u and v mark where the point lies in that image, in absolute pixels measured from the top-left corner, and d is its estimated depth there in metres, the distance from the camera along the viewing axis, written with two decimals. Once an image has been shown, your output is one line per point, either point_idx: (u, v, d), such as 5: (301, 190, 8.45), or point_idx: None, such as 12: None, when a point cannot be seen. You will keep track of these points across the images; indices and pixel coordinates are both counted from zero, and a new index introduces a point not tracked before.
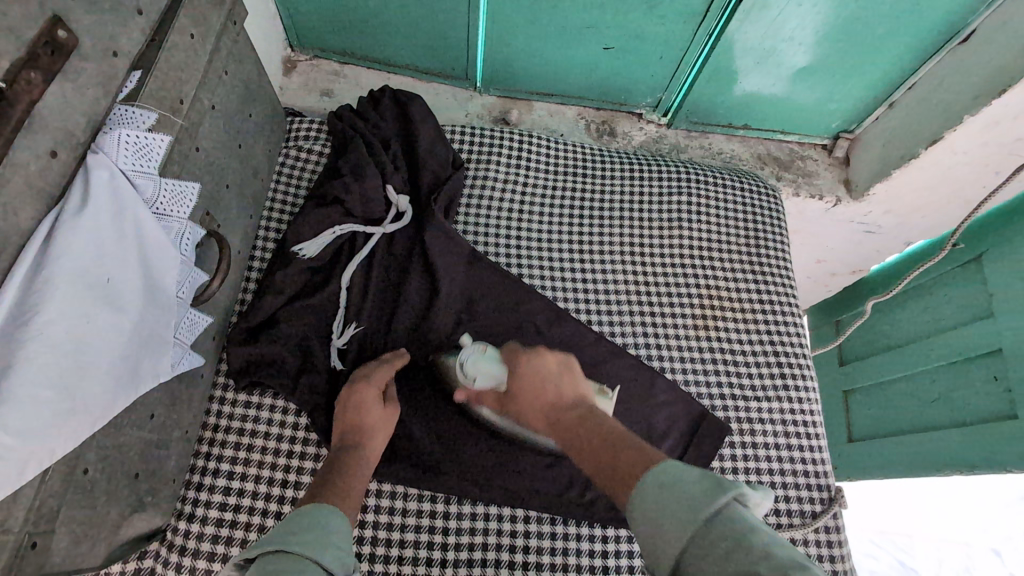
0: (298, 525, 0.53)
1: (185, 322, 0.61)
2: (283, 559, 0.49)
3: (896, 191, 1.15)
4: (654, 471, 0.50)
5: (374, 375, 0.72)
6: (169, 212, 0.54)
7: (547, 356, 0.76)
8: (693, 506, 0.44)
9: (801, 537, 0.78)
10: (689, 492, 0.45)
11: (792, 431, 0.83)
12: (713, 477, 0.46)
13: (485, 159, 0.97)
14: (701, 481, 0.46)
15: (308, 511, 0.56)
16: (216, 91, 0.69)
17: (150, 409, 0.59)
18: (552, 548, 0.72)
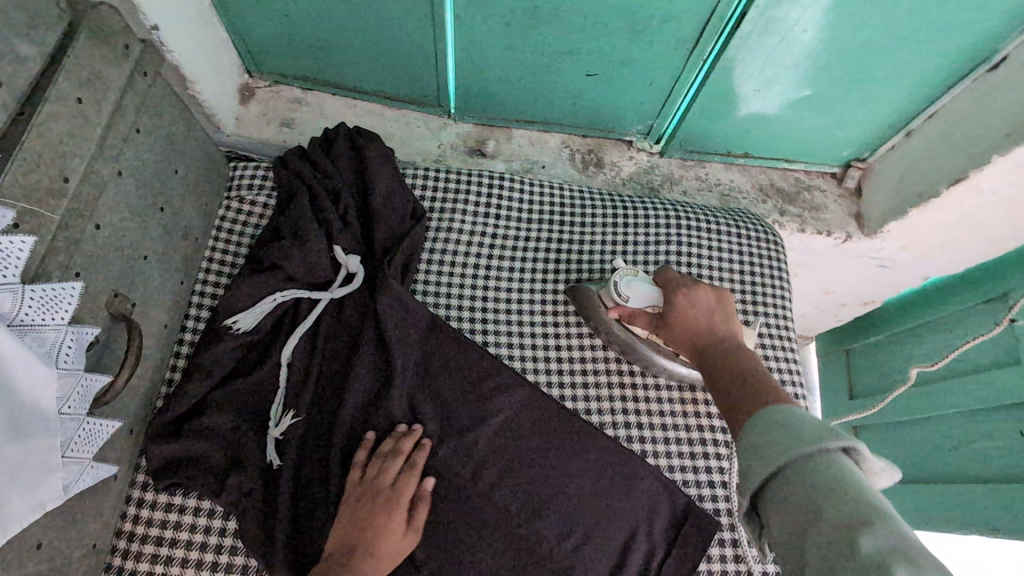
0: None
1: (82, 433, 0.53)
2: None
3: (913, 230, 1.04)
4: (782, 407, 0.53)
5: (403, 488, 0.63)
6: (40, 322, 0.46)
7: (706, 287, 0.72)
8: (800, 440, 0.48)
9: None
10: (802, 434, 0.49)
11: None
12: (831, 431, 0.49)
13: (451, 206, 0.87)
14: (818, 430, 0.48)
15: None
16: (123, 155, 0.60)
17: (35, 540, 0.51)
18: None
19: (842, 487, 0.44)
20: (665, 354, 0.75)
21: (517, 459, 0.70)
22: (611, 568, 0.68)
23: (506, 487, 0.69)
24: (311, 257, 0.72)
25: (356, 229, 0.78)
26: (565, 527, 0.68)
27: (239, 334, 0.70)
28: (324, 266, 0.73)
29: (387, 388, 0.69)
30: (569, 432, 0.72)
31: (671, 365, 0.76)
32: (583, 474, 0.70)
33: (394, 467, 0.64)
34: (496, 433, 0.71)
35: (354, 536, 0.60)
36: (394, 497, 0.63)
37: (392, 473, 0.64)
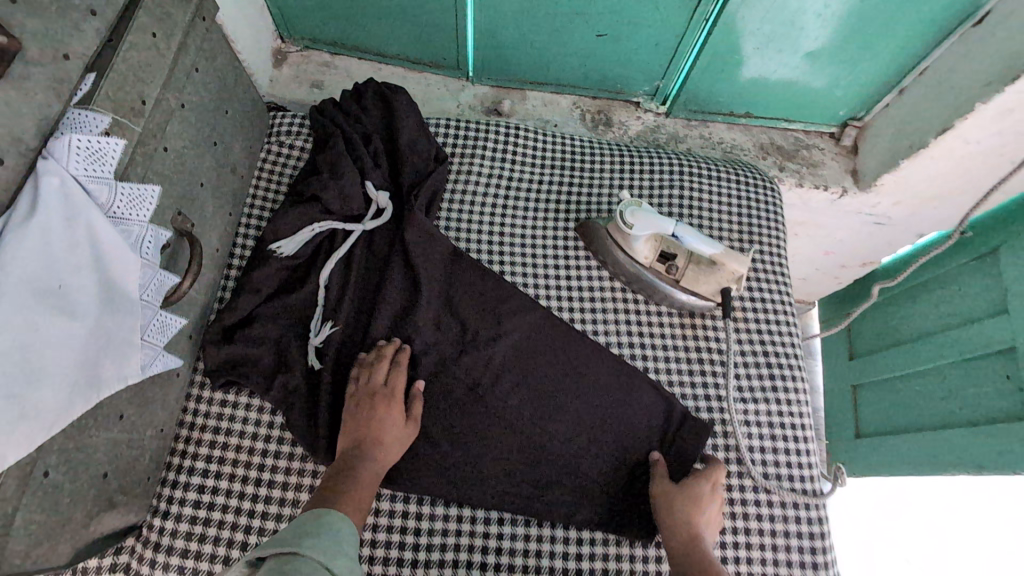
0: (312, 530, 0.55)
1: (155, 325, 0.61)
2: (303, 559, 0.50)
3: (906, 182, 1.10)
4: None
5: (394, 385, 0.71)
6: (126, 216, 0.54)
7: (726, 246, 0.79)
8: None
9: (789, 549, 0.73)
10: None
11: (779, 436, 0.79)
12: None
13: (470, 153, 0.95)
14: None
15: (317, 518, 0.57)
16: (185, 90, 0.68)
17: (118, 410, 0.59)
18: (525, 549, 0.70)
19: None
20: (665, 280, 0.81)
21: (529, 371, 0.78)
22: (613, 465, 0.75)
23: (517, 393, 0.77)
24: (347, 190, 0.79)
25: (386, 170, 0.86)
26: (570, 427, 0.76)
27: (283, 258, 0.78)
28: (358, 198, 0.80)
29: (413, 305, 0.78)
30: (577, 347, 0.80)
31: (671, 293, 0.82)
32: (589, 383, 0.78)
33: (383, 371, 0.71)
34: (512, 348, 0.79)
35: (360, 435, 0.67)
36: (389, 393, 0.70)
37: (382, 374, 0.71)
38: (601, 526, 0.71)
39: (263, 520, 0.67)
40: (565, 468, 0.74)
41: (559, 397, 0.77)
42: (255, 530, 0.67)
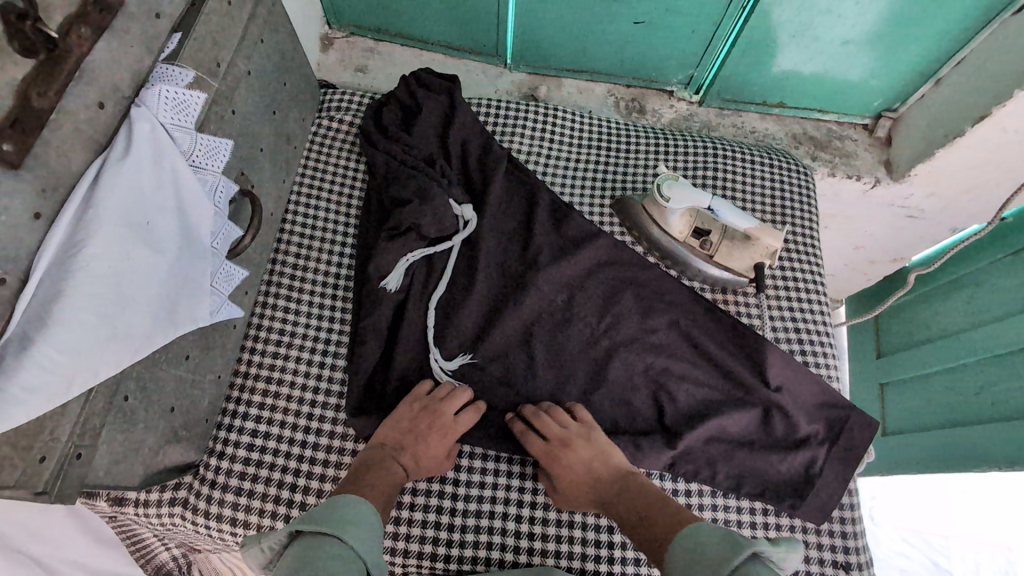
0: (351, 515, 0.56)
1: (222, 274, 0.66)
2: (336, 548, 0.53)
3: (939, 173, 1.10)
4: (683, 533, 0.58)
5: (461, 420, 0.72)
6: (205, 165, 0.58)
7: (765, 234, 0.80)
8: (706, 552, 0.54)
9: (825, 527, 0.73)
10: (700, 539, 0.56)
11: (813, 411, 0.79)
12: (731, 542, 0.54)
13: (510, 132, 0.99)
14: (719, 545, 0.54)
15: (352, 503, 0.58)
16: (252, 58, 0.72)
17: (185, 351, 0.63)
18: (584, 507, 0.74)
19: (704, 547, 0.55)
20: (699, 254, 0.84)
21: (687, 362, 0.79)
22: (787, 446, 0.75)
23: (680, 385, 0.78)
24: (439, 212, 0.79)
25: (466, 165, 0.89)
26: (746, 416, 0.76)
27: (390, 293, 0.78)
28: (450, 218, 0.80)
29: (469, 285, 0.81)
30: (741, 338, 0.80)
31: (703, 266, 0.84)
32: (755, 371, 0.78)
33: (461, 394, 0.73)
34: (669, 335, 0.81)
35: (405, 438, 0.69)
36: (451, 424, 0.71)
37: (457, 401, 0.72)
38: (763, 498, 0.73)
39: (311, 465, 0.71)
40: (750, 457, 0.74)
41: (725, 389, 0.78)
42: (304, 474, 0.71)
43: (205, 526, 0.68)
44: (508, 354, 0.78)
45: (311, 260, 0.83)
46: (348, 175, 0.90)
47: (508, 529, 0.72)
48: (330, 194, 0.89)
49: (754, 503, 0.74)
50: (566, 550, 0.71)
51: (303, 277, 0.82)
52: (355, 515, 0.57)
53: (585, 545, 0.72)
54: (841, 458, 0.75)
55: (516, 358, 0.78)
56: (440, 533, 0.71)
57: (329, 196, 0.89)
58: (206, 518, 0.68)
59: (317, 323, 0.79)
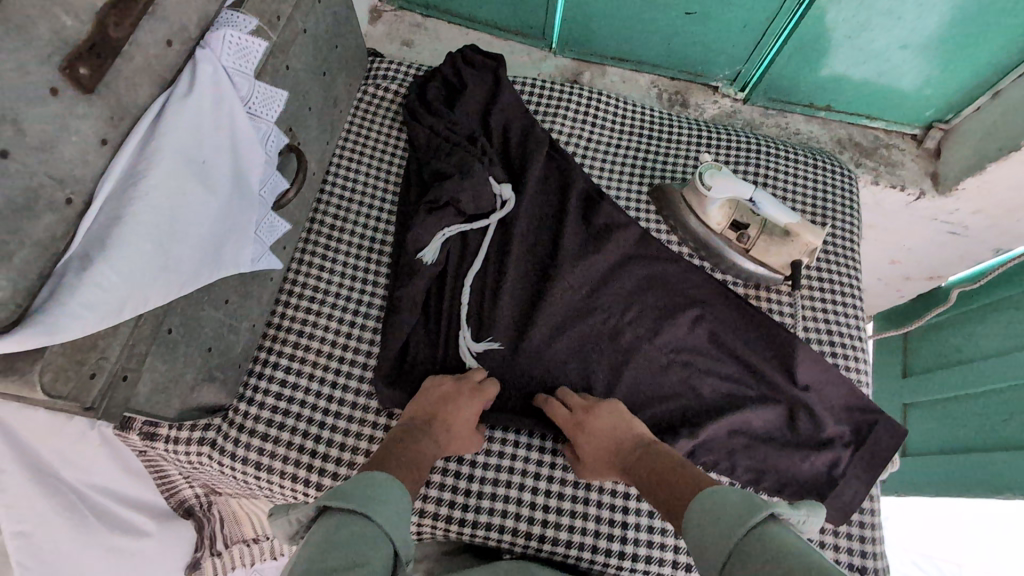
0: (379, 493, 0.52)
1: (265, 224, 0.67)
2: (362, 524, 0.49)
3: (988, 189, 1.07)
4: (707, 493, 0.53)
5: (487, 390, 0.72)
6: (261, 113, 0.60)
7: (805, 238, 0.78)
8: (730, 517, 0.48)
9: (844, 529, 0.72)
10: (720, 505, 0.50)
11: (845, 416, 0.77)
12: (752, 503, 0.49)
13: (554, 114, 0.98)
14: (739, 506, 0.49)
15: (385, 483, 0.54)
16: (309, 16, 0.73)
17: (225, 294, 0.65)
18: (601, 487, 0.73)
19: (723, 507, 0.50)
20: (735, 248, 0.83)
21: (714, 354, 0.79)
22: (810, 446, 0.74)
23: (705, 377, 0.77)
24: (478, 189, 0.80)
25: (507, 143, 0.89)
26: (771, 412, 0.75)
27: (427, 267, 0.78)
28: (488, 197, 0.81)
29: (502, 262, 0.81)
30: (772, 335, 0.79)
31: (740, 260, 0.84)
32: (785, 369, 0.77)
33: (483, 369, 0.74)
34: (698, 326, 0.80)
35: (437, 411, 0.68)
36: (478, 394, 0.71)
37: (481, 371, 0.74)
38: (781, 494, 0.73)
39: (336, 420, 0.73)
40: (772, 454, 0.73)
41: (750, 386, 0.77)
42: (329, 427, 0.72)
43: (231, 468, 0.70)
44: (536, 333, 0.78)
45: (348, 224, 0.85)
46: (390, 143, 0.91)
47: (524, 499, 0.73)
48: (371, 161, 0.90)
49: (772, 498, 0.73)
50: (580, 526, 0.72)
51: (340, 239, 0.83)
52: (386, 495, 0.53)
53: (599, 523, 0.72)
54: (866, 463, 0.74)
55: (543, 337, 0.78)
56: (457, 498, 0.72)
57: (370, 161, 0.90)
58: (232, 460, 0.70)
59: (350, 285, 0.80)
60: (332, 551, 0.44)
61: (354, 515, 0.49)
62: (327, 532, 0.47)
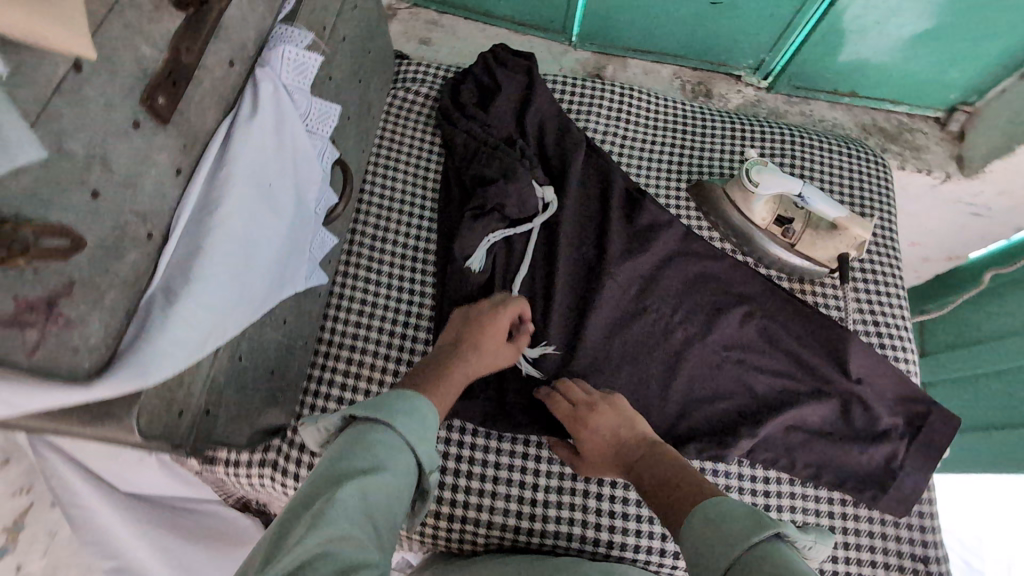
0: (402, 406, 0.56)
1: (317, 241, 0.66)
2: (387, 437, 0.53)
3: (1015, 171, 1.07)
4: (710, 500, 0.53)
5: (508, 304, 0.73)
6: (317, 130, 0.58)
7: (852, 232, 0.79)
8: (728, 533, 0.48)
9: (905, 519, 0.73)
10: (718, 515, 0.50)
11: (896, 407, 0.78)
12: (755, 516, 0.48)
13: (586, 111, 0.97)
14: (740, 520, 0.49)
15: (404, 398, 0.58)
16: (347, 23, 0.71)
17: (284, 315, 0.64)
18: None
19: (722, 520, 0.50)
20: (781, 243, 0.82)
21: (765, 351, 0.79)
22: (865, 439, 0.75)
23: (758, 374, 0.78)
24: (524, 193, 0.80)
25: (544, 145, 0.88)
26: (826, 407, 0.76)
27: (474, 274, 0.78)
28: (533, 201, 0.81)
29: (550, 267, 0.80)
30: (823, 330, 0.79)
31: (786, 255, 0.83)
32: (838, 363, 0.78)
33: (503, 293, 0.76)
34: (748, 323, 0.80)
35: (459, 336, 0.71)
36: (498, 309, 0.73)
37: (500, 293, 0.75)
38: (842, 488, 0.73)
39: None
40: (829, 449, 0.74)
41: (804, 381, 0.77)
42: None
43: (293, 488, 0.69)
44: (587, 337, 0.78)
45: (390, 232, 0.83)
46: (424, 148, 0.90)
47: (590, 506, 0.72)
48: (407, 167, 0.88)
49: (833, 492, 0.74)
50: (649, 531, 0.71)
51: (383, 249, 0.82)
52: (407, 409, 0.56)
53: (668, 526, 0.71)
54: (921, 453, 0.75)
55: (595, 340, 0.78)
56: (524, 507, 0.71)
57: (406, 168, 0.88)
58: (294, 481, 0.68)
59: (397, 297, 0.79)
60: (349, 458, 0.50)
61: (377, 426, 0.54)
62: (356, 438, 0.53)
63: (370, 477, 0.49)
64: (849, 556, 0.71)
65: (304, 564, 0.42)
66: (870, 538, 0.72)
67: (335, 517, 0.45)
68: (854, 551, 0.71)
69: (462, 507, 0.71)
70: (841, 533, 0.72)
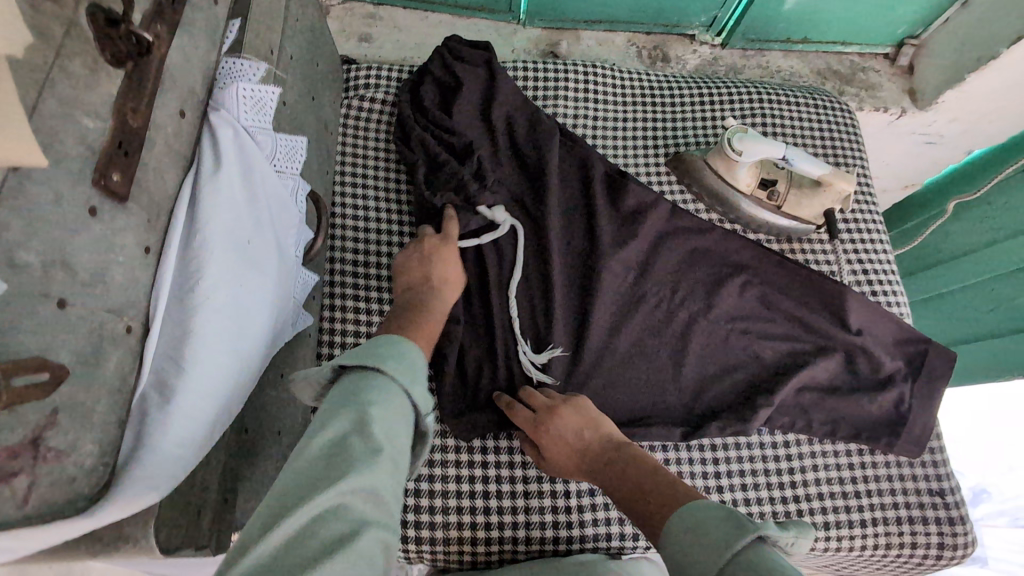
0: (387, 351, 0.52)
1: (298, 283, 0.61)
2: (385, 383, 0.49)
3: (966, 98, 1.10)
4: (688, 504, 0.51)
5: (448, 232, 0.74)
6: (285, 168, 0.53)
7: (832, 188, 0.80)
8: (716, 542, 0.45)
9: (918, 458, 0.76)
10: (701, 523, 0.48)
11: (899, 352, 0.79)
12: (735, 521, 0.46)
13: (552, 94, 0.93)
14: (724, 526, 0.46)
15: (397, 342, 0.54)
16: (292, 39, 0.65)
17: (280, 369, 0.59)
18: (692, 473, 0.74)
19: (705, 527, 0.47)
20: (766, 207, 0.82)
21: (768, 317, 0.79)
22: (871, 387, 0.77)
23: (764, 342, 0.78)
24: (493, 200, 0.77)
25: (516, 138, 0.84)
26: (832, 362, 0.77)
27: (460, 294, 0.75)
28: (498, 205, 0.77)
29: (546, 269, 0.77)
30: (819, 287, 0.79)
31: (772, 218, 0.83)
32: (837, 317, 0.79)
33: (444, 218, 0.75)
34: (746, 292, 0.80)
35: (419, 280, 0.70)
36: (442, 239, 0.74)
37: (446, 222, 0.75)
38: (857, 439, 0.75)
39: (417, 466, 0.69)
40: (840, 404, 0.76)
41: (807, 341, 0.78)
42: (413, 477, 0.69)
43: None
44: (593, 334, 0.76)
45: (370, 254, 0.79)
46: (390, 158, 0.84)
47: None
48: (376, 181, 0.83)
49: (849, 444, 0.76)
50: None
51: (367, 274, 0.78)
52: (402, 353, 0.53)
53: None
54: (924, 392, 0.77)
55: (601, 335, 0.77)
56: (559, 517, 0.71)
57: (376, 182, 0.83)
58: None
59: None
60: (346, 412, 0.46)
61: (371, 372, 0.50)
62: (352, 387, 0.49)
63: (369, 431, 0.45)
64: (874, 503, 0.73)
65: (312, 524, 0.40)
66: (889, 482, 0.75)
67: (350, 474, 0.42)
68: (877, 497, 0.74)
69: (498, 527, 0.70)
70: (862, 483, 0.74)
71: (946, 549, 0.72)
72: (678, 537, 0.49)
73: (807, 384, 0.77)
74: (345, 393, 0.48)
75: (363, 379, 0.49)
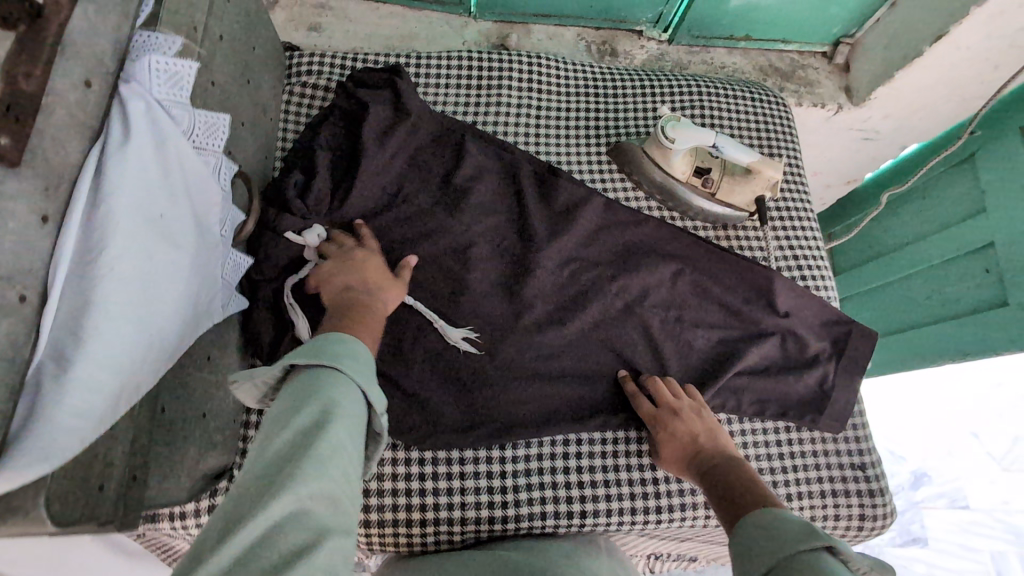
0: (342, 348, 0.49)
1: (229, 265, 0.60)
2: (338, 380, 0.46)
3: (897, 94, 1.15)
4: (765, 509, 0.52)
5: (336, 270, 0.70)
6: (206, 145, 0.53)
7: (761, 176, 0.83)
8: (781, 543, 0.46)
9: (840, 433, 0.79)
10: (781, 526, 0.48)
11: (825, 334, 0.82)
12: (812, 528, 0.46)
13: (496, 83, 0.93)
14: (799, 528, 0.47)
15: (343, 340, 0.50)
16: (222, 19, 0.64)
17: (206, 352, 0.59)
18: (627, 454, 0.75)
19: (781, 527, 0.49)
20: (701, 194, 0.85)
21: (699, 303, 0.82)
22: (797, 367, 0.80)
23: (696, 326, 0.80)
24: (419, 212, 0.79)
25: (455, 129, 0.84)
26: (761, 344, 0.80)
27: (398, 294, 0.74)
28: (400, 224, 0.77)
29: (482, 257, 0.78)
30: (749, 274, 0.82)
31: (707, 206, 0.86)
32: (766, 301, 0.82)
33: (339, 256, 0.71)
34: (678, 277, 0.82)
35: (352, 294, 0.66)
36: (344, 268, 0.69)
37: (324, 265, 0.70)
38: (784, 416, 0.78)
39: None
40: (767, 383, 0.79)
41: (737, 325, 0.81)
42: None
43: None
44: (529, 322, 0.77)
45: None
46: None
47: (559, 482, 0.73)
48: None
49: (777, 421, 0.79)
50: (614, 493, 0.73)
51: None
52: (351, 352, 0.49)
53: (632, 483, 0.74)
54: (846, 372, 0.81)
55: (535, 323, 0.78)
56: (495, 497, 0.72)
57: None
58: None
59: None
60: (300, 407, 0.43)
61: (325, 368, 0.46)
62: (301, 386, 0.45)
63: (329, 435, 0.42)
64: (800, 478, 0.76)
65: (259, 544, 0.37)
66: (813, 458, 0.78)
67: (307, 478, 0.39)
68: (802, 472, 0.77)
69: (433, 508, 0.70)
70: (788, 459, 0.77)
71: (865, 521, 0.75)
72: (751, 530, 0.51)
73: (738, 365, 0.79)
74: (292, 395, 0.44)
75: (314, 379, 0.45)
